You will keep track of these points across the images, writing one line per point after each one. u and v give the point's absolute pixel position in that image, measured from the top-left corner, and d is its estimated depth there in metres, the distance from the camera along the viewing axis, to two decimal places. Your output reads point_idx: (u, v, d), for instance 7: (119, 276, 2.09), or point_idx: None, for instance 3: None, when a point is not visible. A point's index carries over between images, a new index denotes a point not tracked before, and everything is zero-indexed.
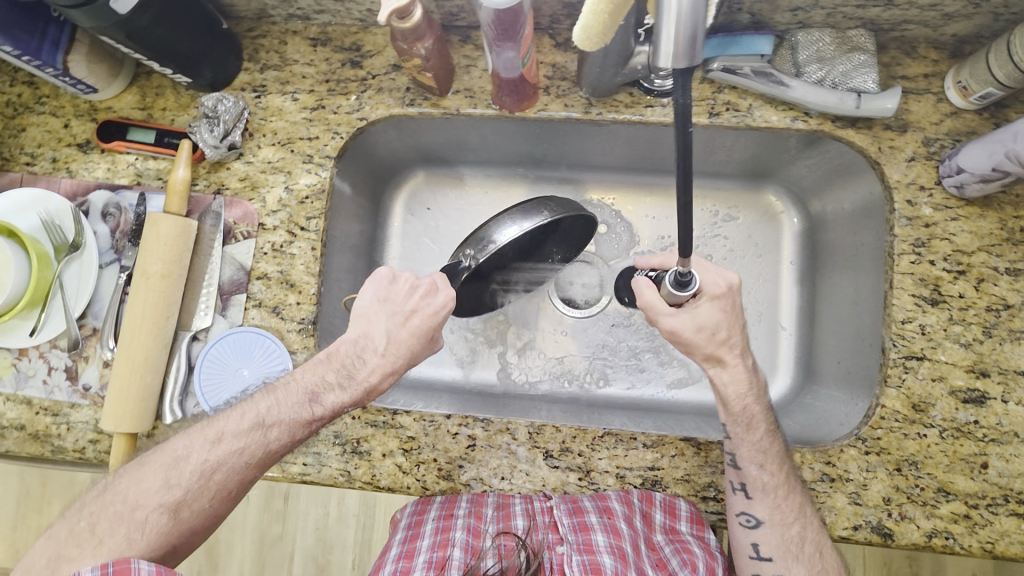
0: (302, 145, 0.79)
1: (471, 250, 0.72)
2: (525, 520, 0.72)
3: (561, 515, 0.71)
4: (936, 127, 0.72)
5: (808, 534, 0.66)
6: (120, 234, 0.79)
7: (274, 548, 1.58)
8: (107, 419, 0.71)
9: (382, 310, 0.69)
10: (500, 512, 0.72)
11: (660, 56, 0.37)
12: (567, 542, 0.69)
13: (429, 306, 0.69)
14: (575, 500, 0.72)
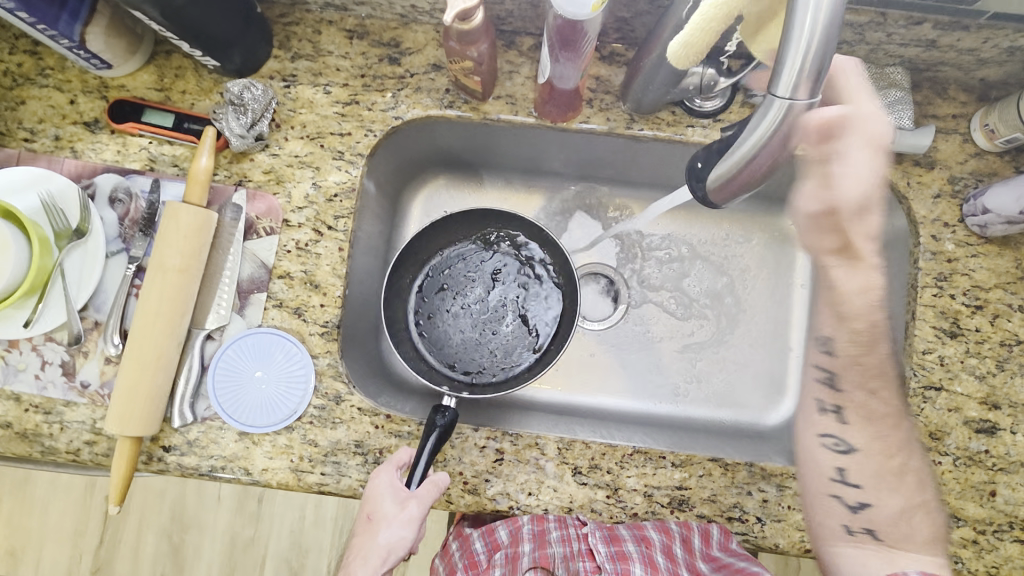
0: (332, 141, 0.76)
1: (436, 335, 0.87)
2: (563, 547, 0.72)
3: (597, 544, 0.72)
4: (961, 166, 0.75)
5: (911, 463, 0.66)
6: (129, 223, 0.74)
7: (247, 552, 1.57)
8: (114, 422, 0.66)
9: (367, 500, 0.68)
10: (536, 538, 0.73)
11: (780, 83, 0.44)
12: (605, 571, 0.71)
13: (382, 498, 0.66)
14: (612, 527, 0.74)
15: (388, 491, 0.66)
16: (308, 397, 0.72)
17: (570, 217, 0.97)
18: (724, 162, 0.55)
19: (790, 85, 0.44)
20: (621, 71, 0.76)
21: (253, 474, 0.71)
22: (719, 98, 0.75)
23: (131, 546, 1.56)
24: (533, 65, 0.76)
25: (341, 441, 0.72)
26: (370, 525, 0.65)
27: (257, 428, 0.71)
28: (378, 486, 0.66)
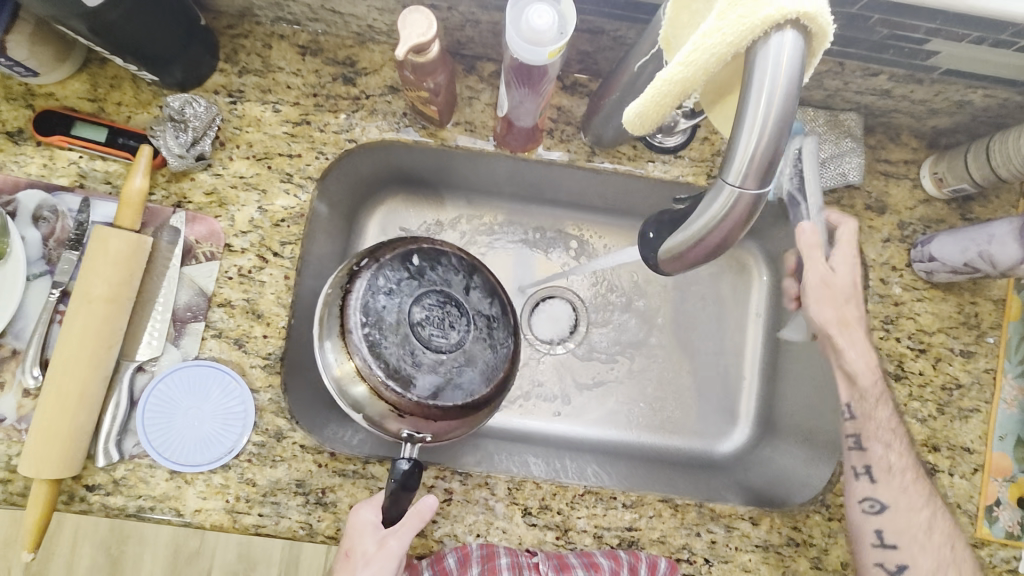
0: (281, 162, 0.72)
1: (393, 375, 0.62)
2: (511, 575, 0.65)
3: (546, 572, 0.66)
4: (910, 212, 0.76)
5: (937, 520, 0.68)
6: (54, 243, 0.68)
7: (191, 564, 1.51)
8: (27, 464, 0.61)
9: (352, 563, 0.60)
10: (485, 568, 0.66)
11: (728, 168, 0.39)
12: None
13: (362, 535, 0.61)
14: (561, 556, 0.68)
15: (371, 529, 0.61)
16: (247, 434, 0.68)
17: (530, 242, 0.95)
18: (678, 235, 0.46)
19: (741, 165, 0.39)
20: (584, 102, 0.75)
21: (184, 516, 0.67)
22: (679, 135, 0.74)
23: (65, 560, 1.48)
24: (494, 92, 0.74)
25: (280, 480, 0.69)
26: (347, 564, 0.60)
27: (190, 467, 0.67)
28: (361, 523, 0.62)
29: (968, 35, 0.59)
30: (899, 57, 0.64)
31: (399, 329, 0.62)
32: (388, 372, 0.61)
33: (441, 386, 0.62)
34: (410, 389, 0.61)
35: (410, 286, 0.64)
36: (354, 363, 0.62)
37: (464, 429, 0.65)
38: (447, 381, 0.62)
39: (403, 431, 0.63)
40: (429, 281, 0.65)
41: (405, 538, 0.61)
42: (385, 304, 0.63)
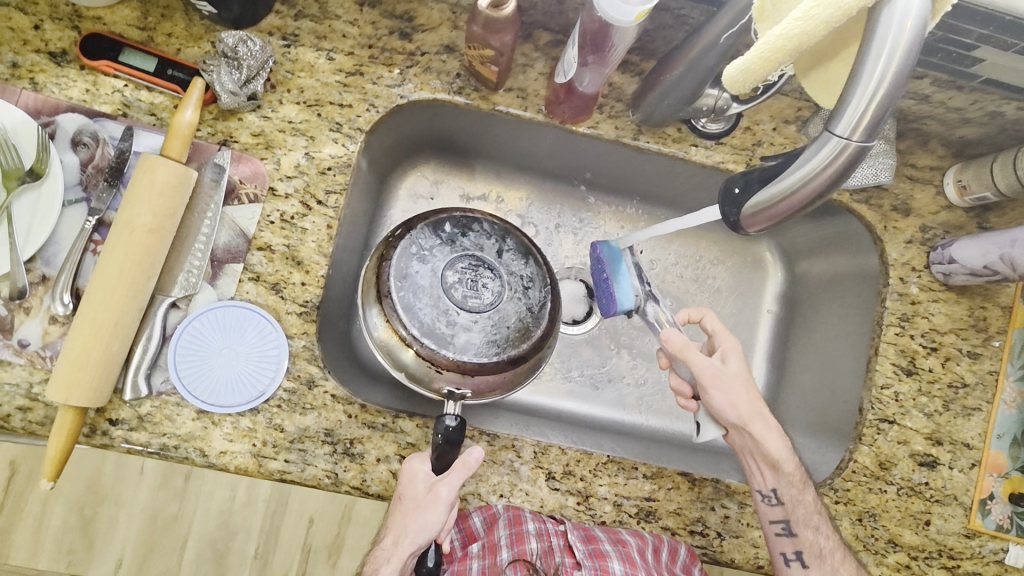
0: (331, 111, 0.71)
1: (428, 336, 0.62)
2: (539, 542, 0.69)
3: (575, 540, 0.68)
4: (933, 216, 0.80)
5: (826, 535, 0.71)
6: (93, 170, 0.67)
7: (168, 529, 1.48)
8: (56, 389, 0.59)
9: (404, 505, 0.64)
10: (512, 531, 0.69)
11: (837, 121, 0.38)
12: (583, 567, 0.66)
13: (413, 481, 0.65)
14: (588, 528, 0.70)
15: (422, 476, 0.64)
16: (279, 379, 0.68)
17: (557, 220, 0.96)
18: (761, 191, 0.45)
19: (852, 121, 0.37)
20: (635, 81, 0.76)
21: (209, 457, 0.66)
22: (724, 122, 0.76)
23: (35, 516, 1.45)
24: (548, 62, 0.75)
25: (309, 428, 0.68)
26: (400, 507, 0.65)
27: (220, 408, 0.66)
28: (411, 470, 0.65)
29: (1015, 44, 0.61)
30: (946, 61, 0.67)
31: (434, 291, 0.63)
32: (423, 331, 0.62)
33: (477, 343, 0.62)
34: (446, 346, 0.62)
35: (443, 251, 0.65)
36: (391, 325, 0.63)
37: (503, 386, 0.66)
38: (483, 339, 0.63)
39: (445, 387, 0.64)
40: (463, 247, 0.66)
41: (453, 484, 0.63)
42: (417, 270, 0.64)
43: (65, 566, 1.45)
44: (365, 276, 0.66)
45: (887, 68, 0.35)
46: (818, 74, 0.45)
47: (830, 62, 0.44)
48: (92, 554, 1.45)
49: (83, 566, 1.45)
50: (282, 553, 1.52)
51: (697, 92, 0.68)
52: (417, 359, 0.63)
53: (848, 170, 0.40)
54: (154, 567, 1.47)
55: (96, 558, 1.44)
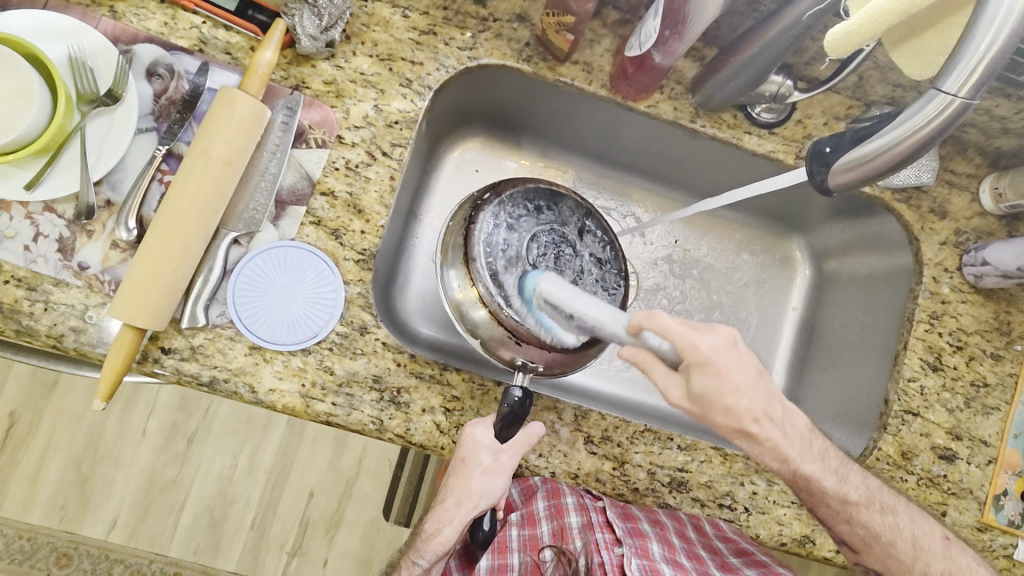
0: (402, 67, 0.73)
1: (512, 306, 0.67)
2: (579, 516, 0.74)
3: (615, 517, 0.71)
4: (967, 221, 0.83)
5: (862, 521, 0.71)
6: (166, 101, 0.67)
7: (164, 492, 1.47)
8: (121, 308, 0.60)
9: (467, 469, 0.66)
10: (551, 503, 0.77)
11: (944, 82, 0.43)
12: (625, 543, 0.68)
13: (478, 447, 0.66)
14: (626, 506, 0.73)
15: (485, 443, 0.66)
16: (334, 322, 0.69)
17: (598, 201, 0.97)
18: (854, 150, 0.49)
19: (961, 77, 0.43)
20: (695, 66, 0.78)
21: (258, 393, 0.67)
22: (777, 113, 0.79)
23: (32, 469, 1.43)
24: (615, 40, 0.77)
25: (358, 372, 0.69)
26: (464, 469, 0.66)
27: (274, 344, 0.67)
28: (473, 435, 0.66)
29: None
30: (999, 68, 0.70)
31: (518, 258, 0.69)
32: (507, 299, 0.67)
33: (557, 317, 0.68)
34: (528, 317, 0.67)
35: (529, 223, 0.71)
36: (473, 285, 0.68)
37: (567, 366, 0.71)
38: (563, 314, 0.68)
39: (515, 356, 0.69)
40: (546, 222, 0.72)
41: (515, 452, 0.66)
42: (505, 239, 0.69)
43: (58, 521, 1.44)
44: (449, 239, 0.71)
45: (996, 38, 0.41)
46: (911, 44, 0.58)
47: (925, 33, 0.56)
48: (88, 508, 1.45)
49: (77, 523, 1.44)
50: (279, 523, 1.51)
51: (763, 77, 0.71)
52: (495, 325, 0.67)
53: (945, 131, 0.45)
54: (148, 529, 1.47)
55: (92, 513, 1.45)
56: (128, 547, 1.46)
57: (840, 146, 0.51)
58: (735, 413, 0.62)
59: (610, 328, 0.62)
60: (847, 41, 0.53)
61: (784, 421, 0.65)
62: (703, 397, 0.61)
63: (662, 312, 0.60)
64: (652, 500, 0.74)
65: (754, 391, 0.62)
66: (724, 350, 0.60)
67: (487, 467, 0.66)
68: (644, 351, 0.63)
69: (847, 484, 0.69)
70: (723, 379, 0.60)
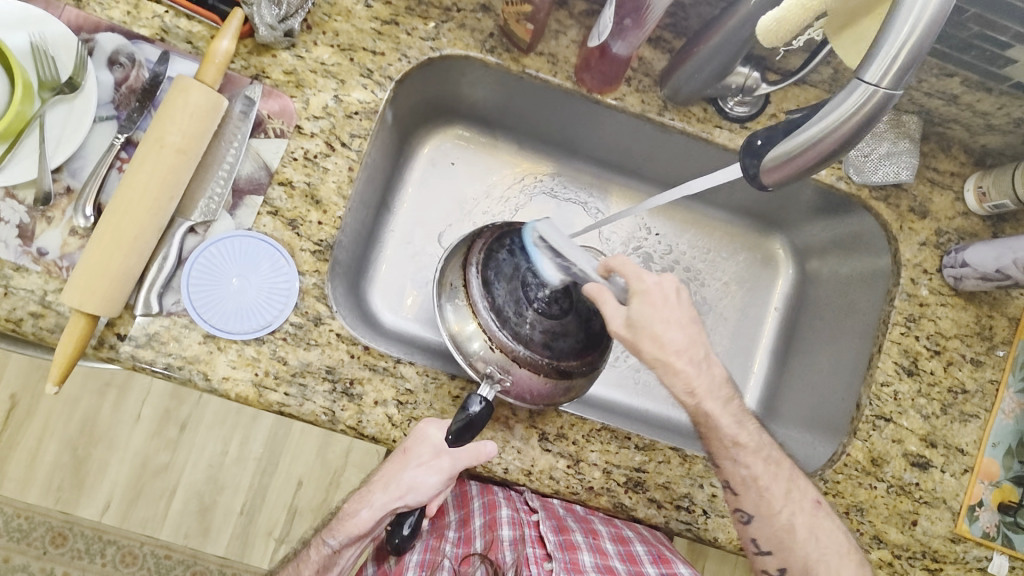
0: (363, 57, 0.72)
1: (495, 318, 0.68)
2: (512, 530, 0.75)
3: (548, 531, 0.73)
4: (949, 221, 0.80)
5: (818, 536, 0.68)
6: (126, 90, 0.68)
7: (156, 477, 1.49)
8: (72, 294, 0.61)
9: (409, 460, 0.70)
10: (489, 517, 0.77)
11: (870, 69, 0.44)
12: (555, 558, 0.71)
13: (423, 442, 0.68)
14: (561, 519, 0.76)
15: (432, 440, 0.68)
16: (288, 312, 0.69)
17: (572, 196, 0.95)
18: (784, 143, 0.50)
19: (883, 68, 0.44)
20: (664, 57, 0.77)
21: (212, 381, 0.67)
22: (751, 106, 0.77)
23: (29, 451, 1.47)
24: (581, 31, 0.76)
25: (312, 363, 0.69)
26: (404, 458, 0.70)
27: (227, 333, 0.67)
28: (425, 433, 0.68)
29: None
30: (977, 60, 0.69)
31: (511, 282, 0.70)
32: (492, 308, 0.69)
33: (533, 340, 0.69)
34: (507, 329, 0.68)
35: (528, 255, 0.72)
36: (468, 309, 0.69)
37: (541, 398, 0.69)
38: (541, 341, 0.69)
39: (487, 368, 0.67)
40: None
41: (458, 458, 0.68)
42: (504, 258, 0.71)
43: (53, 501, 1.47)
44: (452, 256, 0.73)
45: (913, 32, 0.42)
46: (850, 32, 0.54)
47: (864, 19, 0.53)
48: (82, 492, 1.47)
49: (72, 505, 1.47)
50: (268, 510, 1.52)
51: (728, 68, 0.69)
52: (482, 343, 0.68)
53: (874, 119, 0.46)
54: (140, 513, 1.49)
55: (85, 496, 1.47)
56: (121, 529, 1.49)
57: (771, 138, 0.52)
58: (662, 343, 0.66)
59: (583, 264, 0.69)
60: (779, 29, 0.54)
61: (702, 363, 0.67)
62: (639, 323, 0.65)
63: (625, 256, 0.68)
64: (607, 499, 0.72)
65: (692, 349, 0.67)
66: (670, 289, 0.67)
67: (425, 461, 0.70)
68: (602, 289, 0.66)
69: (781, 494, 0.69)
70: (657, 309, 0.65)
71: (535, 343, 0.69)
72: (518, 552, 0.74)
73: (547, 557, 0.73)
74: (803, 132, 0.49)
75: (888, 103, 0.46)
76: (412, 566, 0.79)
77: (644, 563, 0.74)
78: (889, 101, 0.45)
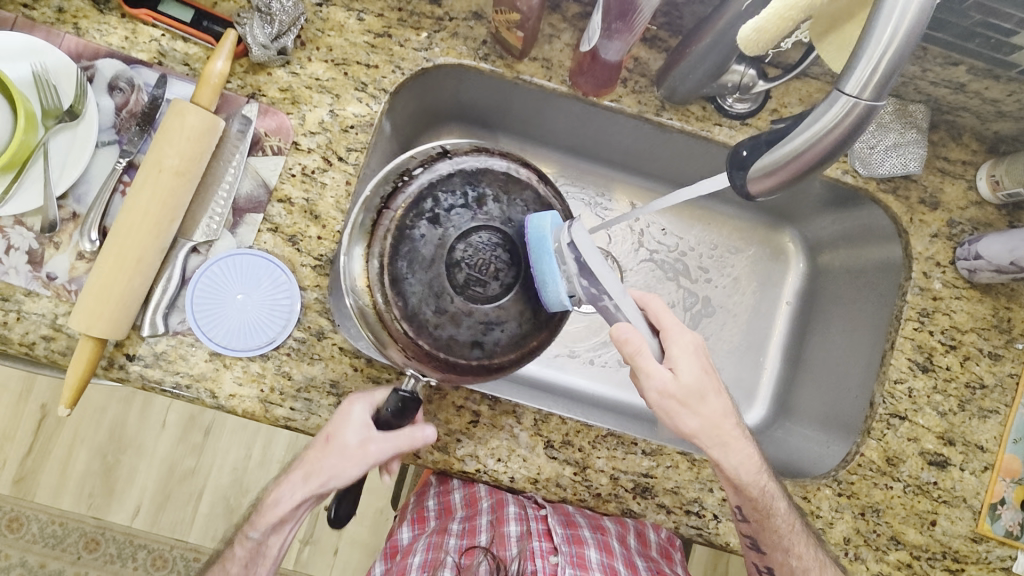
0: (357, 71, 0.73)
1: (402, 310, 0.56)
2: (518, 526, 0.75)
3: (555, 524, 0.73)
4: (962, 212, 0.78)
5: None
6: (126, 115, 0.69)
7: (184, 483, 1.52)
8: (79, 318, 0.62)
9: (331, 449, 0.63)
10: (495, 516, 0.77)
11: (848, 81, 0.45)
12: (561, 551, 0.71)
13: (347, 424, 0.63)
14: (568, 516, 0.76)
15: (355, 423, 0.63)
16: (290, 328, 0.69)
17: (575, 199, 0.93)
18: (769, 155, 0.51)
19: (861, 82, 0.44)
20: (660, 57, 0.76)
21: (218, 399, 0.68)
22: (751, 102, 0.75)
23: (60, 460, 1.50)
24: (575, 34, 0.75)
25: (316, 377, 0.70)
26: (326, 447, 0.63)
27: (232, 350, 0.68)
28: (349, 411, 0.63)
29: None
30: (984, 48, 0.67)
31: (428, 267, 0.55)
32: (399, 295, 0.56)
33: (460, 337, 0.55)
34: (417, 326, 0.56)
35: (460, 216, 0.56)
36: (367, 288, 0.58)
37: (475, 380, 0.58)
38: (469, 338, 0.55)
39: (407, 367, 0.61)
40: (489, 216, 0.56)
41: (385, 443, 0.62)
42: (429, 225, 0.56)
43: (87, 508, 1.51)
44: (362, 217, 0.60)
45: (892, 42, 0.43)
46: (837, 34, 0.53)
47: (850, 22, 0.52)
48: (113, 498, 1.51)
49: (104, 510, 1.51)
50: None
51: (724, 66, 0.67)
52: (388, 346, 0.59)
53: (857, 131, 0.47)
54: (169, 517, 1.52)
55: (116, 502, 1.51)
56: (150, 535, 1.52)
57: (756, 148, 0.54)
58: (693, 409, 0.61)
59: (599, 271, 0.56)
60: (758, 37, 0.54)
61: (742, 438, 0.65)
62: (684, 392, 0.60)
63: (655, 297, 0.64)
64: (615, 506, 0.72)
65: (727, 422, 0.63)
66: (696, 349, 0.62)
67: (348, 449, 0.63)
68: (638, 339, 0.59)
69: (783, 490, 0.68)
70: (690, 373, 0.61)
71: (460, 338, 0.55)
72: (524, 546, 0.72)
73: (553, 551, 0.72)
74: (785, 145, 0.50)
75: (869, 116, 0.46)
76: (419, 551, 0.79)
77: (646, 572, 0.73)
78: (871, 112, 0.46)
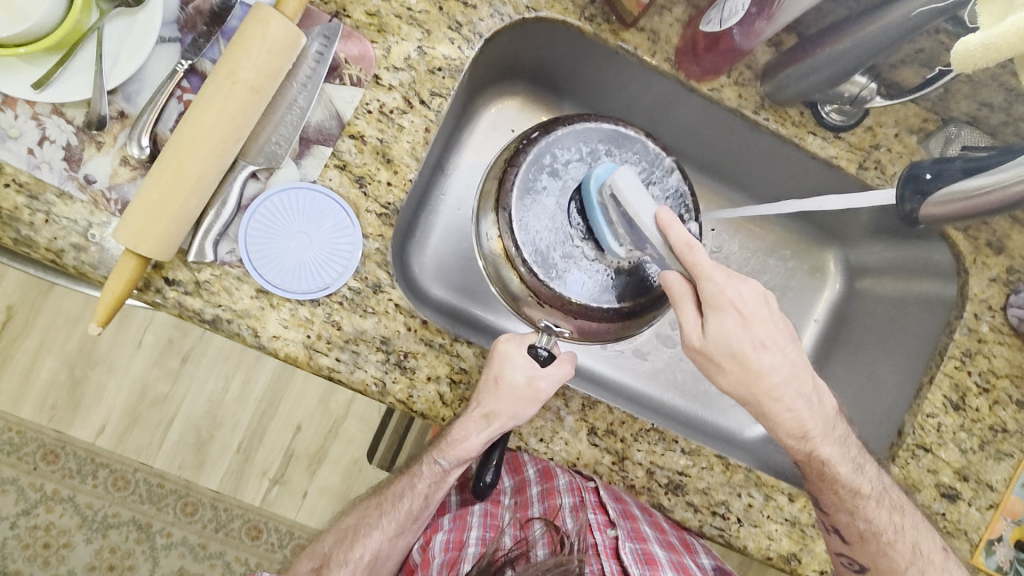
0: (454, 8, 0.67)
1: (540, 266, 0.64)
2: (571, 498, 0.76)
3: (608, 498, 0.74)
4: (1021, 260, 0.80)
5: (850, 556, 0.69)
6: (193, 11, 0.62)
7: (154, 407, 1.46)
8: (127, 232, 0.56)
9: (480, 390, 0.65)
10: (544, 486, 0.79)
11: None
12: (618, 526, 0.73)
13: (510, 361, 0.64)
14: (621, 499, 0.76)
15: (505, 361, 0.64)
16: (348, 275, 0.65)
17: None
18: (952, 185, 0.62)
19: None
20: (771, 52, 0.73)
21: (261, 338, 0.63)
22: (850, 117, 0.74)
23: (22, 367, 1.42)
24: (687, 10, 0.71)
25: (367, 331, 0.66)
26: (495, 389, 0.64)
27: (283, 291, 0.63)
28: (506, 350, 0.65)
29: None
30: None
31: (552, 216, 0.66)
32: (536, 256, 0.64)
33: (591, 286, 0.65)
34: (555, 280, 0.64)
35: (578, 169, 0.67)
36: (502, 242, 0.65)
37: (605, 333, 0.67)
38: (599, 285, 0.65)
39: (541, 318, 0.66)
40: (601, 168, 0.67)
41: (526, 368, 0.64)
42: (546, 186, 0.66)
43: (48, 419, 1.44)
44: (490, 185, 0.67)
45: None
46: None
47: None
48: (78, 413, 1.44)
49: (66, 424, 1.44)
50: (263, 453, 1.50)
51: (846, 76, 0.65)
52: (526, 290, 0.65)
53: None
54: (136, 440, 1.47)
55: (81, 417, 1.44)
56: (115, 454, 1.47)
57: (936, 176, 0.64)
58: (750, 367, 0.60)
59: (641, 220, 0.58)
60: (980, 54, 0.52)
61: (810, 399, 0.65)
62: (720, 345, 0.59)
63: (680, 224, 0.57)
64: (646, 498, 0.72)
65: (794, 379, 0.62)
66: (750, 300, 0.59)
67: (494, 389, 0.64)
68: (683, 291, 0.59)
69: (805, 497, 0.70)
70: (745, 328, 0.58)
71: (589, 286, 0.64)
72: (580, 518, 0.76)
73: (609, 522, 0.75)
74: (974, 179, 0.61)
75: None
76: (475, 525, 0.78)
77: (699, 553, 0.78)
78: None
